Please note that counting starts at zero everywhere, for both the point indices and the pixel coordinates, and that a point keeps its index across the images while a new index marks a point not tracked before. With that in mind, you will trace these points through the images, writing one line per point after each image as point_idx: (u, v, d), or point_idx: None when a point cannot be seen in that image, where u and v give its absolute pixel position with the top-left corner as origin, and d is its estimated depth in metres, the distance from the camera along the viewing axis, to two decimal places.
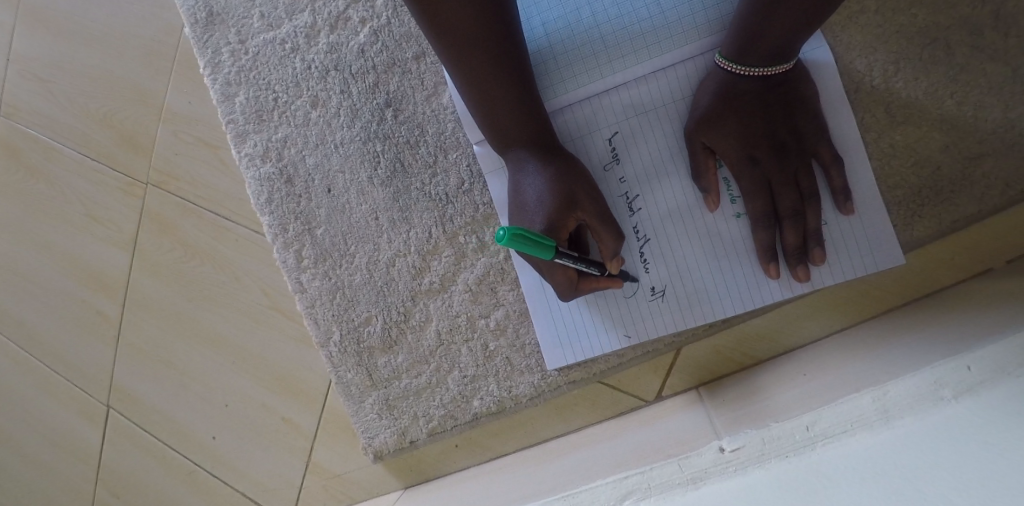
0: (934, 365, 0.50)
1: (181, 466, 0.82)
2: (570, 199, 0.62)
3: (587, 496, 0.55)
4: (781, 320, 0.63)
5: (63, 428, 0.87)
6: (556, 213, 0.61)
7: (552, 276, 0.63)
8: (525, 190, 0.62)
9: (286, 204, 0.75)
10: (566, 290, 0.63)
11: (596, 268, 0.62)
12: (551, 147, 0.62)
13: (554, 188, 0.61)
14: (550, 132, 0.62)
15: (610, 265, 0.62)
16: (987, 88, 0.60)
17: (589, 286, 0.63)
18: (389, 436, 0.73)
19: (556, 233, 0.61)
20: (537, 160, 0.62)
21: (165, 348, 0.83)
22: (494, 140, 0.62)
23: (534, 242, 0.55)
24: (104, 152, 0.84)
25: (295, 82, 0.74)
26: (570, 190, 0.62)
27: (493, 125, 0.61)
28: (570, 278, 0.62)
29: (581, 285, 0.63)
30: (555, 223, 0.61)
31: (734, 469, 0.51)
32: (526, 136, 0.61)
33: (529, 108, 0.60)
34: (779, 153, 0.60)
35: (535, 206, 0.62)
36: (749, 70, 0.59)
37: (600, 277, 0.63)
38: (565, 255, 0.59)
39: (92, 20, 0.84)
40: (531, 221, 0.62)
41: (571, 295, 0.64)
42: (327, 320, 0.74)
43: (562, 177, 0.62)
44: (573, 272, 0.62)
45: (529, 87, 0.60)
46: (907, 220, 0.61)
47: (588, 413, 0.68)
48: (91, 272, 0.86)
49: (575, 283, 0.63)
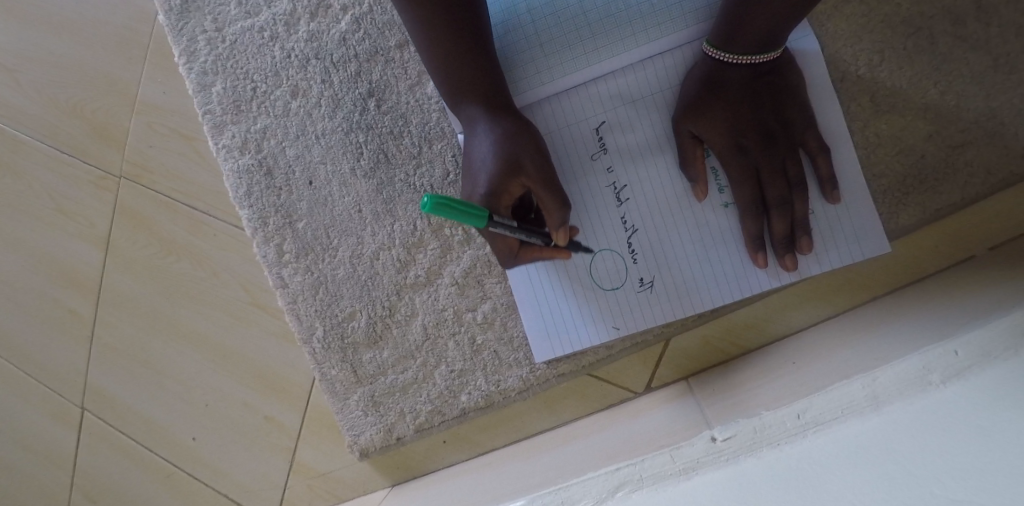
0: (923, 350, 0.50)
1: (161, 468, 0.80)
2: (514, 163, 0.60)
3: (579, 489, 0.53)
4: (767, 309, 0.64)
5: (36, 430, 0.85)
6: (498, 176, 0.60)
7: (493, 243, 0.62)
8: (473, 152, 0.62)
9: (265, 197, 0.73)
10: (505, 255, 0.63)
11: (539, 239, 0.61)
12: (502, 107, 0.61)
13: (498, 150, 0.60)
14: (503, 92, 0.62)
15: (557, 237, 0.61)
16: (970, 77, 0.60)
17: (530, 255, 0.63)
18: (374, 433, 0.72)
19: (498, 199, 0.60)
20: (487, 120, 0.61)
21: (141, 347, 0.81)
22: (449, 99, 0.62)
23: (461, 210, 0.53)
24: (74, 144, 0.82)
25: (274, 70, 0.73)
26: (515, 154, 0.60)
27: (445, 82, 0.61)
28: (510, 246, 0.62)
29: (521, 254, 0.63)
30: (496, 187, 0.60)
31: (726, 459, 0.50)
32: (476, 94, 0.61)
33: (482, 66, 0.60)
34: (766, 141, 0.60)
35: (479, 169, 0.61)
36: (736, 57, 0.59)
37: (542, 249, 0.63)
38: (502, 225, 0.57)
39: (60, 7, 0.82)
40: (474, 184, 0.61)
41: (511, 262, 0.64)
42: (309, 316, 0.73)
43: (509, 139, 0.60)
44: (514, 240, 0.62)
45: (484, 43, 0.60)
46: (893, 209, 0.61)
47: (576, 406, 0.68)
48: (63, 269, 0.83)
49: (515, 250, 0.63)
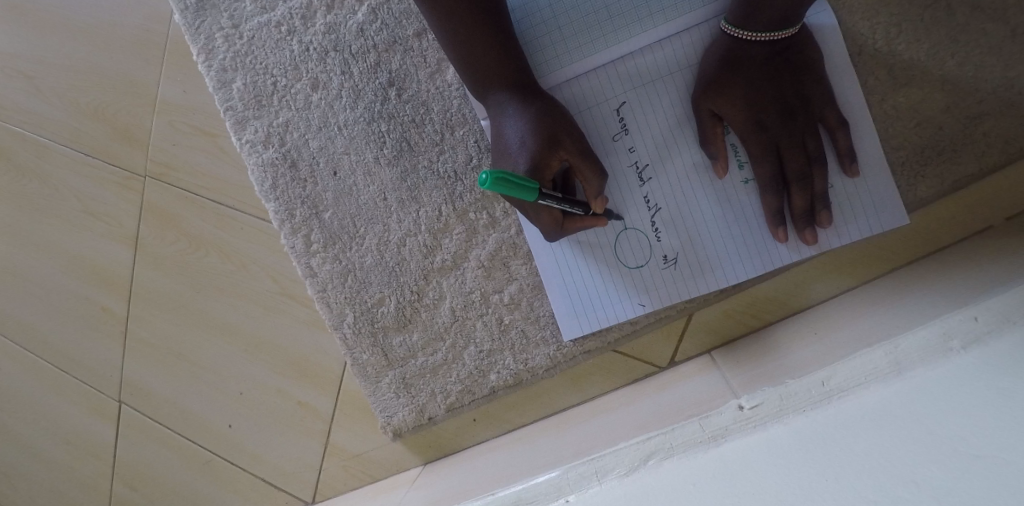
0: (942, 317, 0.51)
1: (198, 455, 0.83)
2: (551, 138, 0.62)
3: (611, 458, 0.54)
4: (789, 282, 0.66)
5: (76, 425, 0.88)
6: (538, 152, 0.62)
7: (536, 217, 0.64)
8: (506, 132, 0.64)
9: (291, 189, 0.75)
10: (550, 228, 0.64)
11: (580, 208, 0.63)
12: (530, 86, 0.63)
13: (535, 127, 0.62)
14: (526, 70, 0.63)
15: (596, 205, 0.63)
16: (987, 48, 0.61)
17: (575, 227, 0.64)
18: (407, 413, 0.74)
19: (540, 173, 0.62)
20: (517, 99, 0.63)
21: (173, 340, 0.83)
22: (473, 83, 0.64)
23: (516, 186, 0.56)
24: (97, 146, 0.84)
25: (293, 64, 0.74)
26: (551, 129, 0.63)
27: (470, 68, 0.62)
28: (555, 218, 0.64)
29: (566, 225, 0.64)
30: (538, 163, 0.62)
31: (754, 426, 0.51)
32: (504, 76, 0.62)
33: (505, 49, 0.62)
34: (786, 118, 0.62)
35: (517, 147, 0.63)
36: (755, 35, 0.60)
37: (585, 217, 0.64)
38: (549, 197, 0.60)
39: (75, 12, 0.84)
40: (514, 163, 0.63)
41: (557, 235, 0.65)
42: (339, 302, 0.75)
43: (543, 116, 0.63)
44: (558, 212, 0.63)
45: (505, 25, 0.62)
46: (911, 181, 0.63)
47: (603, 381, 0.70)
48: (93, 267, 0.86)
49: (560, 222, 0.64)
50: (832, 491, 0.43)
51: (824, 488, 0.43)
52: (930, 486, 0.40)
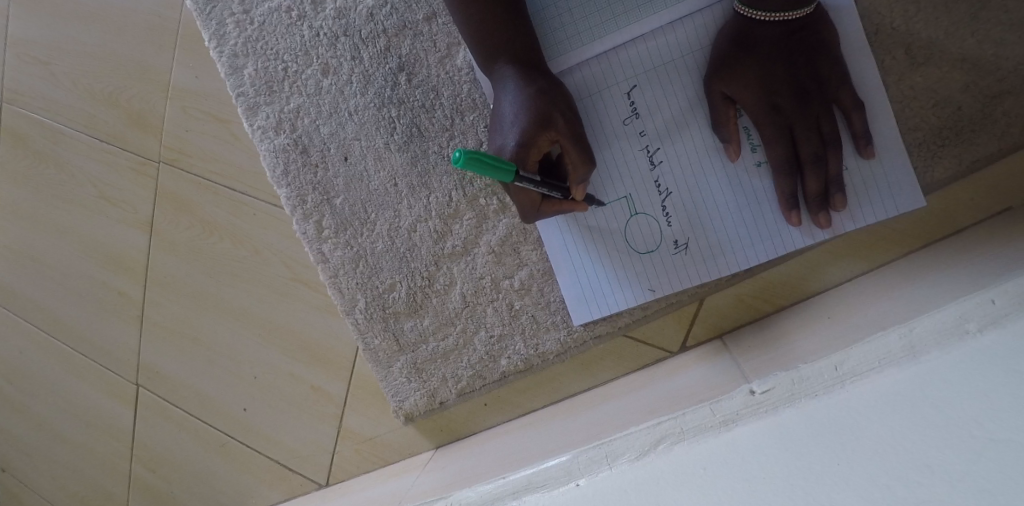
0: (961, 300, 0.49)
1: (214, 438, 0.84)
2: (545, 118, 0.61)
3: (620, 442, 0.55)
4: (802, 267, 0.65)
5: (94, 406, 0.89)
6: (530, 129, 0.61)
7: (514, 196, 0.63)
8: (501, 105, 0.62)
9: (302, 175, 0.75)
10: (527, 209, 0.63)
11: (559, 193, 0.62)
12: (532, 65, 0.62)
13: (530, 105, 0.61)
14: (531, 48, 0.63)
15: (575, 192, 0.62)
16: (1009, 24, 0.60)
17: (552, 210, 0.64)
18: (418, 398, 0.75)
19: (527, 151, 0.60)
20: (519, 75, 0.62)
21: (189, 324, 0.84)
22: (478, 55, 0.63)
23: (491, 165, 0.55)
24: (111, 132, 0.85)
25: (303, 50, 0.74)
26: (546, 110, 0.61)
27: (477, 40, 0.62)
28: (532, 200, 0.63)
29: (543, 208, 0.63)
30: (526, 140, 0.60)
31: (766, 411, 0.51)
32: (507, 53, 0.62)
33: (513, 23, 0.62)
34: (799, 99, 0.61)
35: (509, 122, 0.61)
36: (767, 15, 0.60)
37: (562, 201, 0.63)
38: (527, 181, 0.59)
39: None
40: (503, 138, 0.61)
41: (533, 217, 0.64)
42: (351, 287, 0.75)
43: (541, 93, 0.61)
44: (537, 195, 0.62)
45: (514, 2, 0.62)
46: (928, 162, 0.62)
47: (614, 366, 0.70)
48: (110, 253, 0.87)
49: (538, 204, 0.63)
50: (845, 476, 0.43)
51: (836, 472, 0.43)
52: (945, 470, 0.40)
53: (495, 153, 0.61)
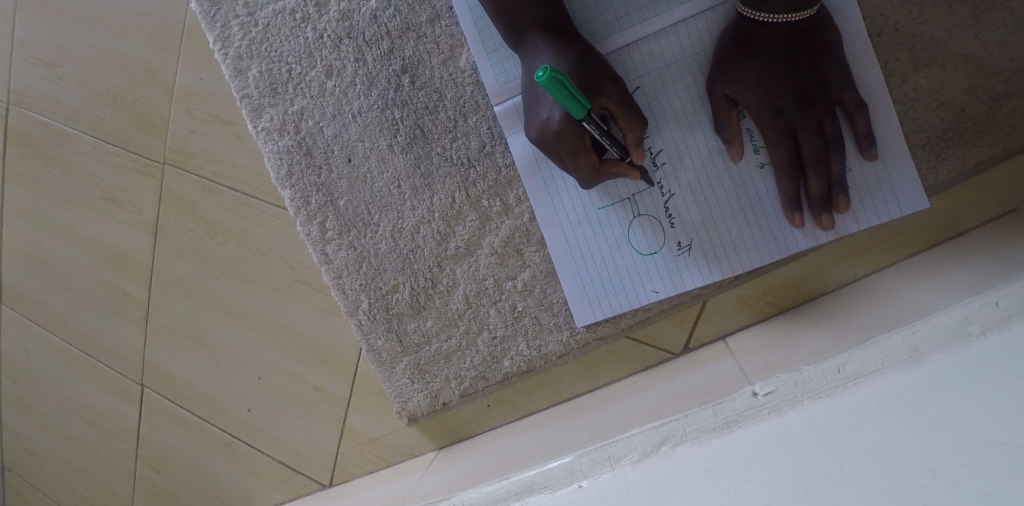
0: (964, 301, 0.49)
1: (218, 439, 0.84)
2: (592, 82, 0.62)
3: (622, 444, 0.54)
4: (804, 268, 0.65)
5: (100, 407, 0.90)
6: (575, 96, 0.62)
7: (573, 163, 0.63)
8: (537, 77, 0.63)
9: (306, 176, 0.75)
10: (586, 177, 0.64)
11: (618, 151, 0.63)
12: (568, 33, 0.63)
13: (570, 73, 0.61)
14: (559, 21, 0.63)
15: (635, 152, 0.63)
16: (1013, 26, 0.59)
17: (610, 173, 0.64)
18: (421, 399, 0.75)
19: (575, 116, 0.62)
20: (549, 48, 0.62)
21: (194, 324, 0.85)
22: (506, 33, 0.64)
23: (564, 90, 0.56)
24: (116, 134, 0.85)
25: (307, 52, 0.74)
26: (590, 75, 0.62)
27: (505, 13, 0.62)
28: (592, 164, 0.63)
29: (603, 171, 0.64)
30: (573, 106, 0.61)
31: (768, 412, 0.50)
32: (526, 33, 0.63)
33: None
34: (803, 101, 0.60)
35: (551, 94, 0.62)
36: (774, 16, 0.59)
37: (621, 163, 0.64)
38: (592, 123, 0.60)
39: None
40: (549, 112, 0.62)
41: (593, 183, 0.64)
42: (354, 288, 0.75)
43: (568, 67, 0.62)
44: (594, 157, 0.63)
45: None
46: (932, 164, 0.62)
47: (616, 368, 0.70)
48: (115, 254, 0.87)
49: (597, 169, 0.64)
50: (847, 477, 0.43)
51: (839, 474, 0.43)
52: (948, 472, 0.40)
53: (542, 127, 0.63)
